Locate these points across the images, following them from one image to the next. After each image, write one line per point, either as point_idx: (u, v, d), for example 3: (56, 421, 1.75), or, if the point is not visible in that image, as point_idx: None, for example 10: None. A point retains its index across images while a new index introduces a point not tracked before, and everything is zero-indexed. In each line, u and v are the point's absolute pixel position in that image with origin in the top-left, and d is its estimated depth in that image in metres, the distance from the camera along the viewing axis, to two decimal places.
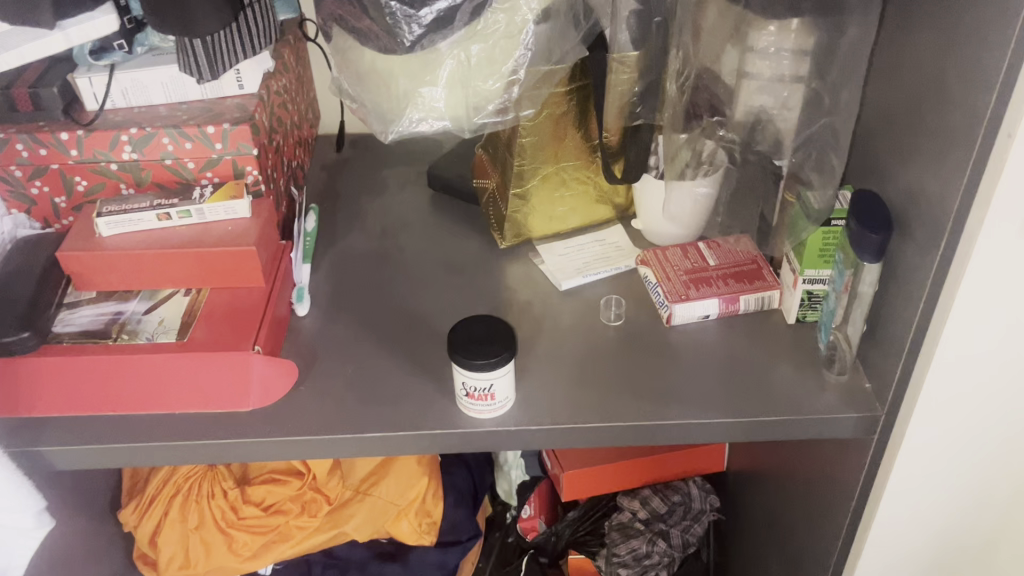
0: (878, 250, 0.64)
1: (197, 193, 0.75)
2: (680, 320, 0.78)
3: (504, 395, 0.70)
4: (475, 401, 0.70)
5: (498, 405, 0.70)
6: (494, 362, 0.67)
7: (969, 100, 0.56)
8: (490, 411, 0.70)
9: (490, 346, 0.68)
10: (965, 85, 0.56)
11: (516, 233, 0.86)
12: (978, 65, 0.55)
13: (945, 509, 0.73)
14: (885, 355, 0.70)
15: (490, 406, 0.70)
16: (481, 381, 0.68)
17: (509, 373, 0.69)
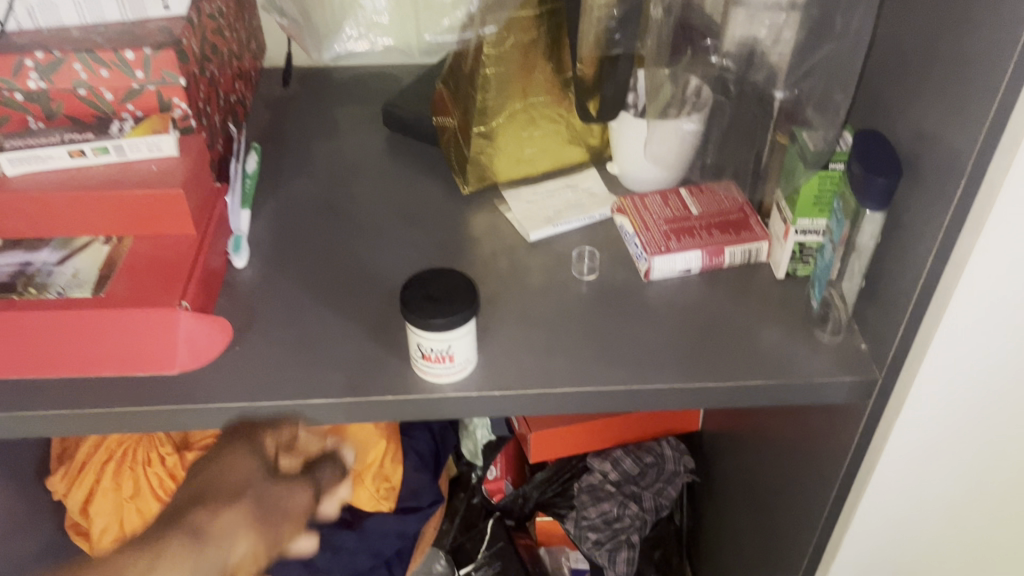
0: (884, 197, 0.57)
1: (115, 128, 0.66)
2: (659, 275, 0.71)
3: (464, 357, 0.63)
4: (432, 363, 0.62)
5: (458, 369, 0.63)
6: (453, 319, 0.60)
7: (1001, 22, 0.48)
8: (449, 375, 0.63)
9: (447, 301, 0.61)
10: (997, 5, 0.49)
11: (480, 178, 0.77)
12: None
13: (944, 479, 0.68)
14: (885, 313, 0.63)
15: (448, 369, 0.63)
16: (438, 342, 0.61)
17: (469, 333, 0.62)
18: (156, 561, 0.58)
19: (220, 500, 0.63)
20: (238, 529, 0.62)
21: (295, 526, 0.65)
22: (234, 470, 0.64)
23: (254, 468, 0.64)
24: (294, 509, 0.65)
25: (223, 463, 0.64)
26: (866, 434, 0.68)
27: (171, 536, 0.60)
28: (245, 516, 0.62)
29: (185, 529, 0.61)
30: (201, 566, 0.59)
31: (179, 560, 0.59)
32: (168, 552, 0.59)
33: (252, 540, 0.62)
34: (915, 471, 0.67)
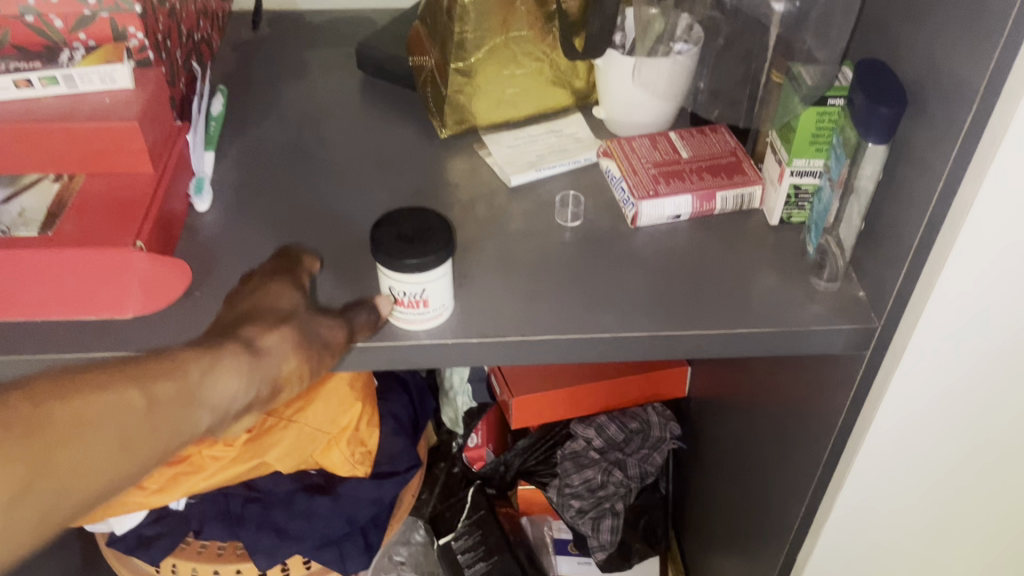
0: (888, 128, 0.54)
1: (65, 56, 0.62)
2: (647, 221, 0.67)
3: (440, 302, 0.59)
4: (404, 308, 0.59)
5: (432, 316, 0.59)
6: (428, 260, 0.56)
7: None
8: (423, 322, 0.59)
9: (421, 240, 0.57)
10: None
11: (459, 121, 0.73)
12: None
13: (943, 436, 0.65)
14: (884, 259, 0.60)
15: (422, 315, 0.59)
16: (410, 285, 0.57)
17: (445, 277, 0.58)
18: (220, 361, 0.49)
19: (268, 320, 0.54)
20: (294, 341, 0.54)
21: (330, 356, 0.56)
22: (274, 297, 0.57)
23: (297, 300, 0.58)
24: (335, 336, 0.57)
25: (262, 293, 0.58)
26: (862, 388, 0.64)
27: (231, 339, 0.51)
28: (292, 334, 0.54)
29: (231, 338, 0.51)
30: (255, 380, 0.51)
31: (237, 360, 0.50)
32: (230, 352, 0.50)
33: (299, 354, 0.54)
34: (913, 427, 0.64)
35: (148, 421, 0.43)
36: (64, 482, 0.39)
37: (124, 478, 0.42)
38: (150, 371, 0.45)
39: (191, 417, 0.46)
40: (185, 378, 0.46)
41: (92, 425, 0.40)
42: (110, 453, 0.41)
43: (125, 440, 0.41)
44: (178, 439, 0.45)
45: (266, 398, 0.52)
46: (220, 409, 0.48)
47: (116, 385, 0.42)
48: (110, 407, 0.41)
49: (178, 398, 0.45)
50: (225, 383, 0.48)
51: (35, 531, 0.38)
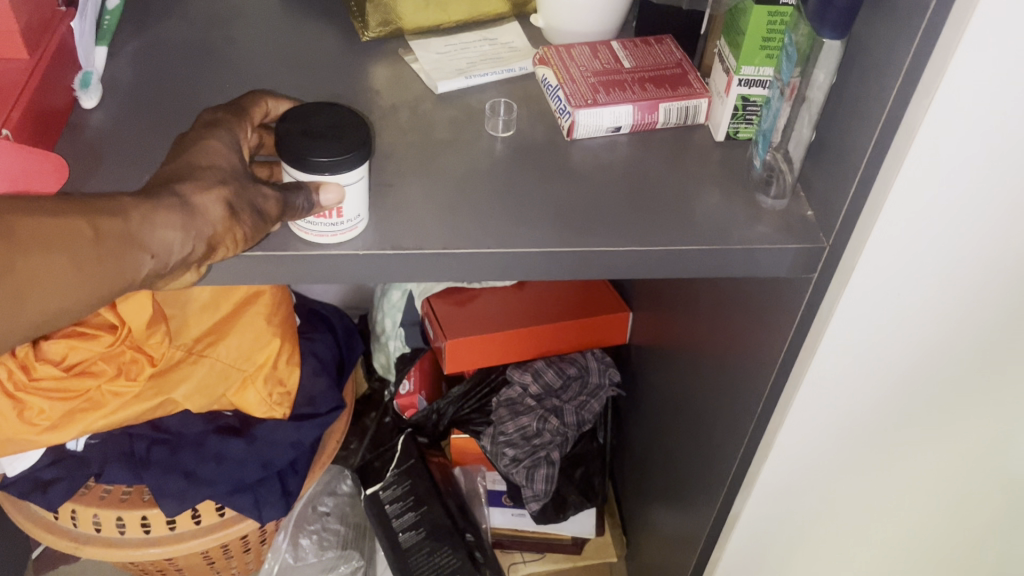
0: (844, 21, 0.49)
1: None
2: (584, 132, 0.62)
3: (354, 213, 0.54)
4: (312, 219, 0.53)
5: (349, 227, 0.54)
6: (343, 154, 0.51)
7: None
8: (334, 234, 0.54)
9: (328, 141, 0.52)
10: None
11: (383, 22, 0.68)
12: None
13: (889, 374, 0.61)
14: (832, 173, 0.56)
15: (333, 227, 0.53)
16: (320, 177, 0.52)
17: (361, 181, 0.53)
18: (162, 208, 0.46)
19: (205, 178, 0.49)
20: (231, 203, 0.49)
21: (263, 226, 0.51)
22: (211, 156, 0.51)
23: (235, 162, 0.52)
24: (270, 209, 0.51)
25: (199, 147, 0.52)
26: (807, 318, 0.60)
27: (175, 187, 0.48)
28: (232, 192, 0.49)
29: (166, 188, 0.48)
30: (190, 236, 0.47)
31: (171, 213, 0.46)
32: (167, 203, 0.46)
33: (235, 215, 0.49)
34: (860, 359, 0.60)
35: (95, 254, 0.42)
36: (22, 295, 0.40)
37: (71, 307, 0.42)
38: (101, 206, 0.44)
39: (130, 261, 0.44)
40: (127, 218, 0.44)
41: (40, 244, 0.40)
42: (63, 277, 0.41)
43: (70, 265, 0.41)
44: (125, 280, 0.44)
45: (205, 256, 0.49)
46: (158, 258, 0.46)
47: (69, 213, 0.42)
48: (59, 232, 0.41)
49: (124, 238, 0.44)
50: (162, 233, 0.46)
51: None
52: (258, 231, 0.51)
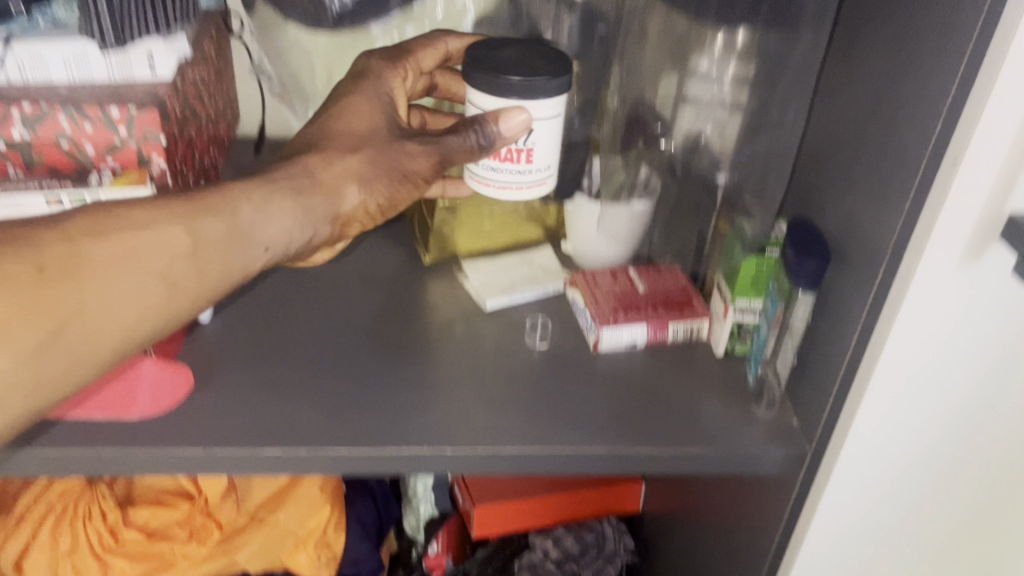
0: (815, 277, 0.63)
1: (94, 179, 0.71)
2: (608, 346, 0.74)
3: (543, 162, 0.64)
4: (505, 167, 0.64)
5: (535, 179, 0.65)
6: (535, 78, 0.59)
7: (922, 89, 0.53)
8: (524, 176, 0.64)
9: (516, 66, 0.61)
10: (913, 84, 0.54)
11: (440, 247, 0.83)
12: (925, 59, 0.52)
13: (869, 561, 0.70)
14: (812, 391, 0.68)
15: (523, 168, 0.64)
16: (514, 100, 0.60)
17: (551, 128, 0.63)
18: (271, 199, 0.58)
19: (336, 151, 0.62)
20: (367, 175, 0.63)
21: (412, 186, 0.65)
22: (362, 116, 0.66)
23: (381, 122, 0.66)
24: (417, 165, 0.65)
25: (352, 108, 0.66)
26: (796, 510, 0.71)
27: (293, 172, 0.60)
28: (365, 162, 0.63)
29: (297, 169, 0.61)
30: (302, 219, 0.59)
31: (286, 207, 0.59)
32: (284, 202, 0.58)
33: (364, 191, 0.63)
34: (844, 547, 0.69)
35: (190, 260, 0.54)
36: (134, 299, 0.52)
37: (176, 310, 0.55)
38: (201, 208, 0.55)
39: (231, 252, 0.56)
40: (234, 219, 0.56)
41: (125, 270, 0.51)
42: (165, 278, 0.53)
43: (163, 277, 0.53)
44: (231, 269, 0.57)
45: (339, 229, 0.65)
46: (270, 249, 0.58)
47: (174, 220, 0.54)
48: (146, 249, 0.52)
49: (226, 237, 0.55)
50: (267, 226, 0.58)
51: (88, 357, 0.51)
52: (402, 196, 0.65)
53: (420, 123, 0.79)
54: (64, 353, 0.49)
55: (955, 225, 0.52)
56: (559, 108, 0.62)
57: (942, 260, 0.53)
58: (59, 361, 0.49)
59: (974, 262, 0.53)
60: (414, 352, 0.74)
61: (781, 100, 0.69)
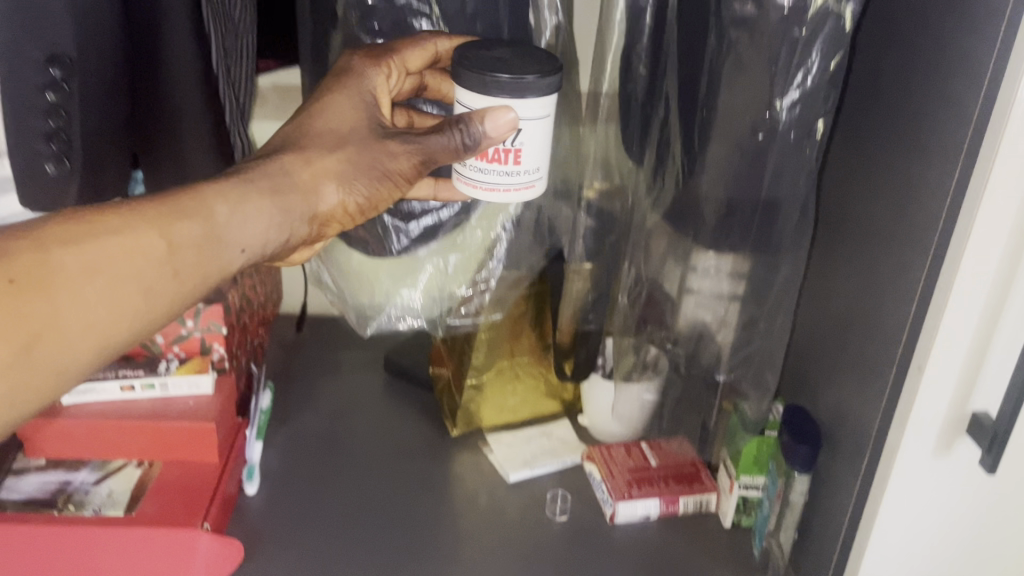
0: (808, 460, 0.70)
1: (162, 365, 0.78)
2: (624, 519, 0.80)
3: (530, 166, 0.62)
4: (490, 166, 0.62)
5: (523, 182, 0.63)
6: (524, 77, 0.58)
7: (900, 274, 0.60)
8: (510, 178, 0.62)
9: (504, 63, 0.59)
10: (897, 249, 0.60)
11: (467, 421, 0.90)
12: (921, 191, 0.57)
13: None
14: (814, 564, 0.73)
15: (510, 170, 0.62)
16: (502, 100, 0.59)
17: (540, 127, 0.61)
18: (246, 199, 0.54)
19: (312, 153, 0.60)
20: (347, 172, 0.61)
21: (393, 185, 0.62)
22: (343, 117, 0.63)
23: (363, 123, 0.63)
24: (399, 165, 0.62)
25: (332, 106, 0.63)
26: None
27: (269, 172, 0.57)
28: (343, 163, 0.61)
29: (273, 167, 0.58)
30: (280, 217, 0.56)
31: (263, 204, 0.55)
32: (256, 199, 0.55)
33: (342, 191, 0.60)
34: None
35: (166, 263, 0.49)
36: (101, 310, 0.46)
37: (154, 319, 0.50)
38: (175, 212, 0.51)
39: (208, 254, 0.52)
40: (210, 220, 0.52)
41: (100, 279, 0.47)
42: (136, 287, 0.48)
43: (138, 283, 0.48)
44: (207, 272, 0.52)
45: (317, 230, 0.61)
46: (245, 251, 0.54)
47: (145, 223, 0.49)
48: (121, 254, 0.48)
49: (201, 238, 0.51)
50: (244, 225, 0.54)
51: (64, 372, 0.46)
52: (382, 197, 0.62)
53: (407, 123, 0.72)
54: (41, 368, 0.45)
55: (948, 352, 0.56)
56: (547, 109, 0.61)
57: (933, 388, 0.57)
58: (37, 375, 0.45)
59: (947, 451, 0.60)
60: (442, 523, 0.80)
61: (768, 313, 0.68)
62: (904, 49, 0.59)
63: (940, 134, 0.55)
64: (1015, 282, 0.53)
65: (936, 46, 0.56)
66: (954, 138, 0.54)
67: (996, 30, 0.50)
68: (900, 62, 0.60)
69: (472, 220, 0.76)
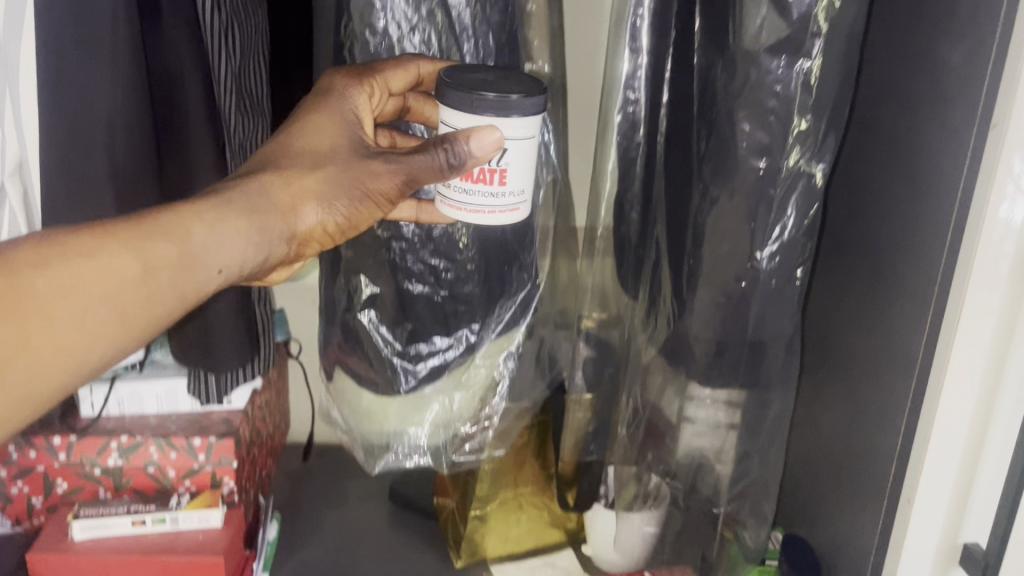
0: None
1: (173, 500, 0.80)
2: None
3: (514, 188, 0.61)
4: (474, 187, 0.61)
5: (508, 205, 0.62)
6: (510, 97, 0.58)
7: (882, 408, 0.62)
8: (494, 200, 0.61)
9: (493, 84, 0.59)
10: (877, 383, 0.63)
11: (471, 552, 0.91)
12: (896, 321, 0.60)
13: None
14: None
15: (493, 193, 0.61)
16: (488, 120, 0.58)
17: (525, 149, 0.60)
18: (224, 220, 0.53)
19: (291, 172, 0.59)
20: (327, 194, 0.60)
21: (374, 206, 0.62)
22: (325, 137, 0.63)
23: (343, 143, 0.63)
24: (383, 186, 0.61)
25: (312, 127, 0.63)
26: None
27: (249, 191, 0.56)
28: (324, 180, 0.61)
29: (253, 185, 0.57)
30: (255, 237, 0.55)
31: (240, 226, 0.54)
32: (233, 220, 0.54)
33: (323, 210, 0.60)
34: None
35: (141, 283, 0.48)
36: (72, 336, 0.46)
37: (127, 340, 0.49)
38: (150, 232, 0.49)
39: (184, 278, 0.51)
40: (185, 243, 0.50)
41: (71, 302, 0.46)
42: (108, 313, 0.47)
43: (112, 307, 0.47)
44: (183, 295, 0.51)
45: (297, 250, 0.61)
46: (222, 272, 0.53)
47: (119, 245, 0.48)
48: (94, 277, 0.46)
49: (177, 261, 0.50)
50: (219, 248, 0.53)
51: (36, 396, 0.45)
52: (363, 217, 0.62)
53: (389, 143, 0.73)
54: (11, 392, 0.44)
55: (952, 416, 0.56)
56: (532, 130, 0.60)
57: (943, 457, 0.57)
58: (8, 400, 0.44)
59: None
60: None
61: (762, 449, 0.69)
62: (874, 176, 0.62)
63: (914, 255, 0.57)
64: (1016, 337, 0.53)
65: (901, 176, 0.59)
66: (928, 262, 0.56)
67: (958, 161, 0.52)
68: (861, 209, 0.64)
69: (478, 358, 0.76)
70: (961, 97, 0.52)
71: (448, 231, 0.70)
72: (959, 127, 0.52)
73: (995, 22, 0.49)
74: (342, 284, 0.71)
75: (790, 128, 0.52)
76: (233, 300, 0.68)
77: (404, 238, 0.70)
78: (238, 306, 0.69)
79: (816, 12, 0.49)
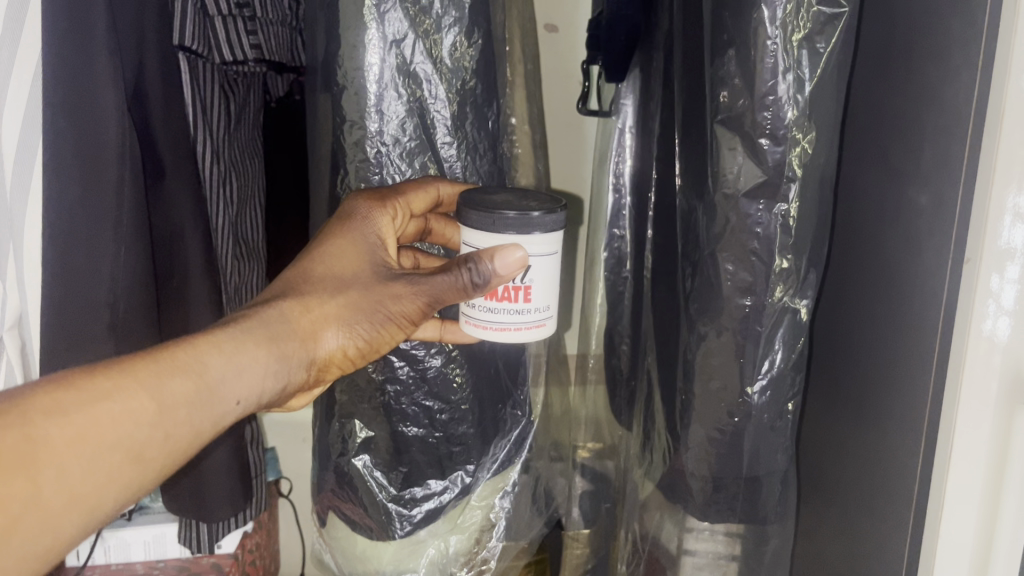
0: None
1: None
2: None
3: (540, 303, 0.61)
4: (497, 305, 0.60)
5: (533, 321, 0.61)
6: (531, 215, 0.58)
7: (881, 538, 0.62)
8: (517, 318, 0.60)
9: (512, 205, 0.59)
10: (873, 513, 0.63)
11: None
12: (887, 449, 0.60)
13: None
14: None
15: (516, 311, 0.60)
16: (511, 238, 0.58)
17: (549, 268, 0.60)
18: (241, 350, 0.49)
19: (310, 298, 0.56)
20: (349, 316, 0.57)
21: (397, 327, 0.60)
22: (345, 261, 0.60)
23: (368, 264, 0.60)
24: (406, 307, 0.59)
25: (333, 248, 0.60)
26: None
27: (269, 319, 0.53)
28: (345, 305, 0.58)
29: (269, 313, 0.53)
30: (274, 364, 0.51)
31: (258, 356, 0.50)
32: (251, 350, 0.50)
33: (345, 334, 0.57)
34: None
35: (157, 424, 0.43)
36: (82, 485, 0.39)
37: (140, 487, 0.43)
38: (167, 367, 0.45)
39: (203, 413, 0.46)
40: (203, 375, 0.46)
41: (87, 450, 0.40)
42: (123, 455, 0.41)
43: (127, 451, 0.41)
44: (199, 433, 0.46)
45: (315, 376, 0.57)
46: (241, 404, 0.48)
47: (136, 382, 0.43)
48: (112, 420, 0.41)
49: (194, 396, 0.45)
50: (237, 379, 0.48)
51: (44, 558, 0.38)
52: (384, 339, 0.60)
53: (412, 264, 0.72)
54: (13, 560, 0.37)
55: (953, 539, 0.55)
56: (556, 247, 0.60)
57: None
58: (13, 562, 0.37)
59: None
60: None
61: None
62: (855, 310, 0.64)
63: (900, 383, 0.58)
64: (1010, 461, 0.53)
65: (880, 307, 0.61)
66: (915, 392, 0.56)
67: (935, 295, 0.54)
68: (842, 338, 0.66)
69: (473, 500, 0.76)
70: (931, 233, 0.54)
71: (444, 370, 0.68)
72: (931, 263, 0.54)
73: (956, 168, 0.51)
74: (335, 432, 0.70)
75: (772, 267, 0.53)
76: (229, 449, 0.69)
77: (400, 380, 0.67)
78: (233, 454, 0.69)
79: (789, 159, 0.51)
